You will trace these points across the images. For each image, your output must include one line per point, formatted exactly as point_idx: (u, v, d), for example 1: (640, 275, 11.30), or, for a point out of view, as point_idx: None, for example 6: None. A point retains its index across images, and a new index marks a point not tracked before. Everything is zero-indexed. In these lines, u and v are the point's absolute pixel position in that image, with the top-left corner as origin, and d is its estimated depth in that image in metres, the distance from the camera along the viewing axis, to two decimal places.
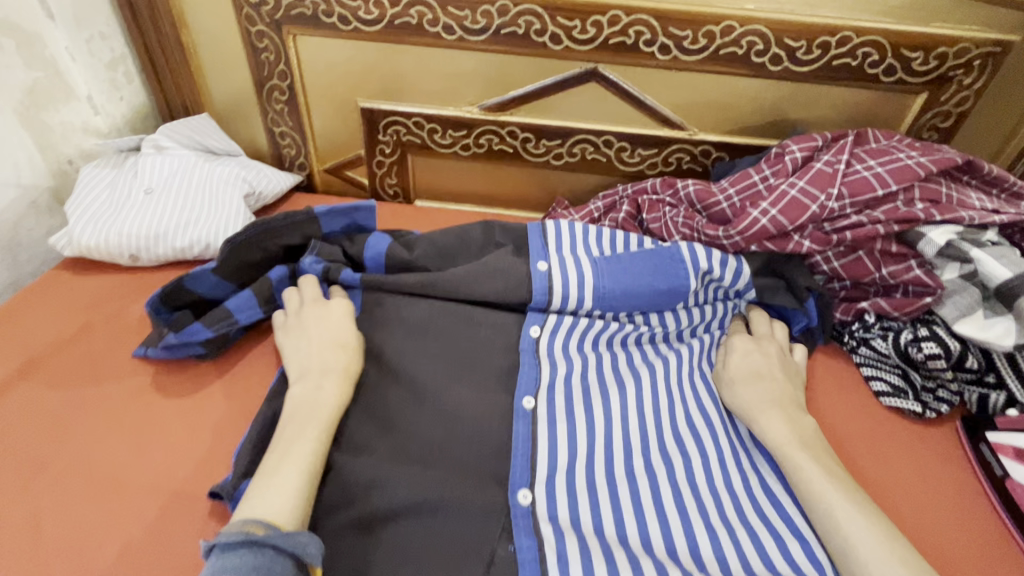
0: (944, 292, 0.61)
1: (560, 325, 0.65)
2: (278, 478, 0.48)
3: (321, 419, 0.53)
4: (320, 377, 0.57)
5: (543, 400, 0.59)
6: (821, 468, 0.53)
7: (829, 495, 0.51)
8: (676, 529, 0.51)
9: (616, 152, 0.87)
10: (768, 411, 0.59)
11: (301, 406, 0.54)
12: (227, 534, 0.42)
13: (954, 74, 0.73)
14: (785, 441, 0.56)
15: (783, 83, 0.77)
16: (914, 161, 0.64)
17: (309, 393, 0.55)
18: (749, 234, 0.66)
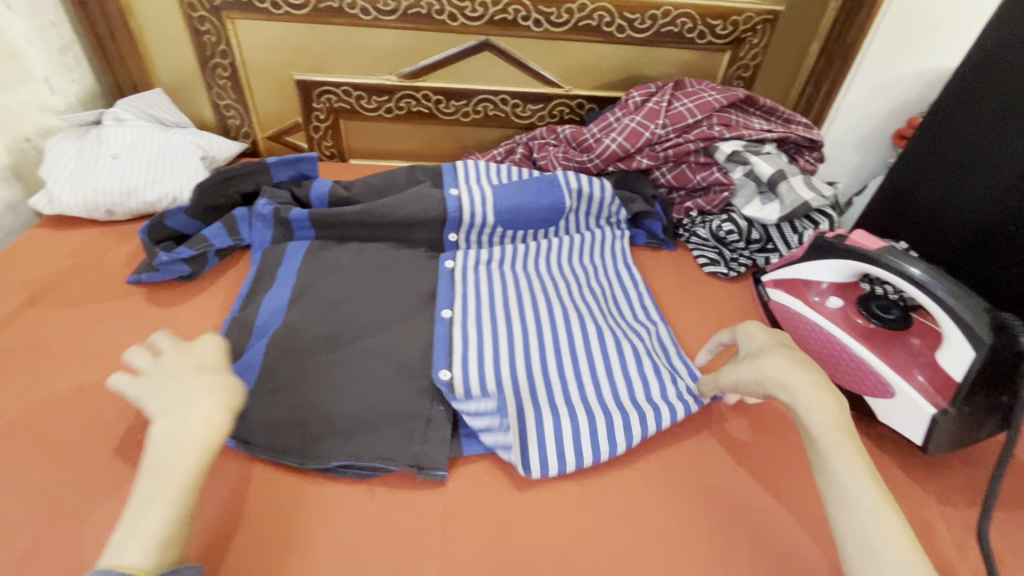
0: (736, 188, 0.88)
1: (468, 261, 0.84)
2: (148, 511, 0.46)
3: (189, 459, 0.48)
4: (188, 405, 0.50)
5: (458, 309, 0.76)
6: (860, 458, 0.50)
7: (839, 459, 0.50)
8: (573, 386, 0.68)
9: (511, 108, 1.09)
10: (800, 380, 0.54)
11: (171, 443, 0.48)
12: None
13: (745, 36, 1.00)
14: (824, 420, 0.52)
15: (628, 47, 1.01)
16: (713, 98, 0.89)
17: (179, 422, 0.49)
18: (605, 157, 0.91)
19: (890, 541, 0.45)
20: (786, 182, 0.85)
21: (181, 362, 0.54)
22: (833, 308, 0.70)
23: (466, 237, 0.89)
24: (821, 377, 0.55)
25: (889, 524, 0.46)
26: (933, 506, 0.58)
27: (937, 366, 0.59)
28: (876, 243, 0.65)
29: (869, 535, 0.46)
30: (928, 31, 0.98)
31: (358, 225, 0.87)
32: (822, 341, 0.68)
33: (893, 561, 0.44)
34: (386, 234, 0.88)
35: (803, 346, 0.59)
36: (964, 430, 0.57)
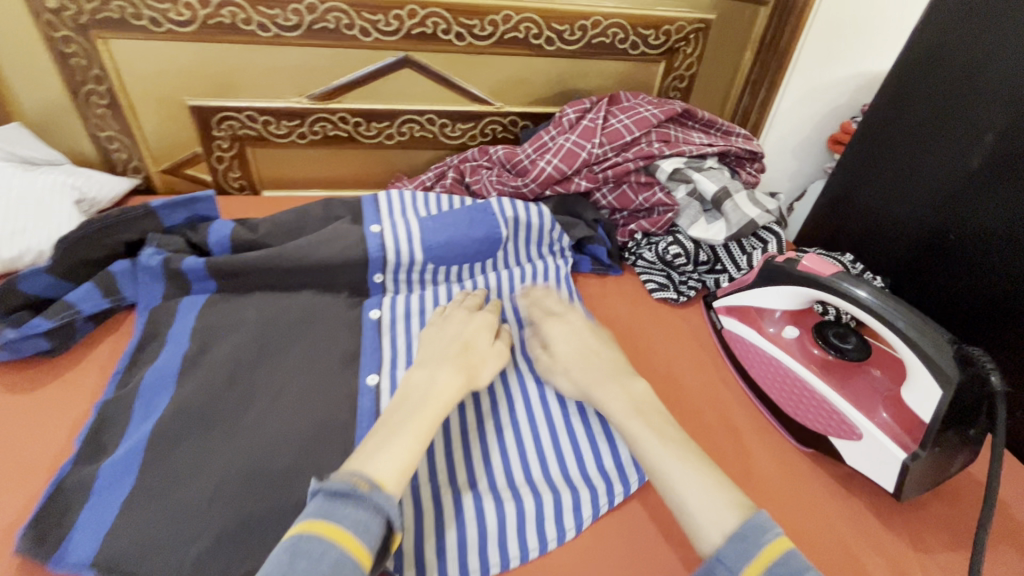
0: (680, 208, 0.83)
1: (398, 313, 0.75)
2: (395, 439, 0.52)
3: (435, 407, 0.56)
4: (439, 365, 0.61)
5: (386, 373, 0.68)
6: (651, 429, 0.55)
7: (641, 440, 0.55)
8: (516, 459, 0.61)
9: (439, 128, 1.00)
10: (595, 382, 0.61)
11: (424, 388, 0.58)
12: (339, 484, 0.46)
13: (679, 46, 0.96)
14: (619, 409, 0.58)
15: (559, 59, 0.95)
16: (650, 113, 0.84)
17: (429, 375, 0.59)
18: (541, 181, 0.84)
19: (706, 495, 0.49)
20: (731, 201, 0.81)
21: (459, 330, 0.66)
22: (789, 338, 0.65)
23: (393, 279, 0.79)
24: (610, 371, 0.62)
25: (695, 479, 0.50)
26: (908, 555, 0.54)
27: (902, 403, 0.55)
28: (831, 267, 0.60)
29: (679, 496, 0.50)
30: (856, 36, 0.97)
31: (267, 274, 0.76)
32: (777, 375, 0.64)
33: (722, 515, 0.47)
34: (300, 281, 0.77)
35: (594, 351, 0.65)
36: (935, 473, 0.53)
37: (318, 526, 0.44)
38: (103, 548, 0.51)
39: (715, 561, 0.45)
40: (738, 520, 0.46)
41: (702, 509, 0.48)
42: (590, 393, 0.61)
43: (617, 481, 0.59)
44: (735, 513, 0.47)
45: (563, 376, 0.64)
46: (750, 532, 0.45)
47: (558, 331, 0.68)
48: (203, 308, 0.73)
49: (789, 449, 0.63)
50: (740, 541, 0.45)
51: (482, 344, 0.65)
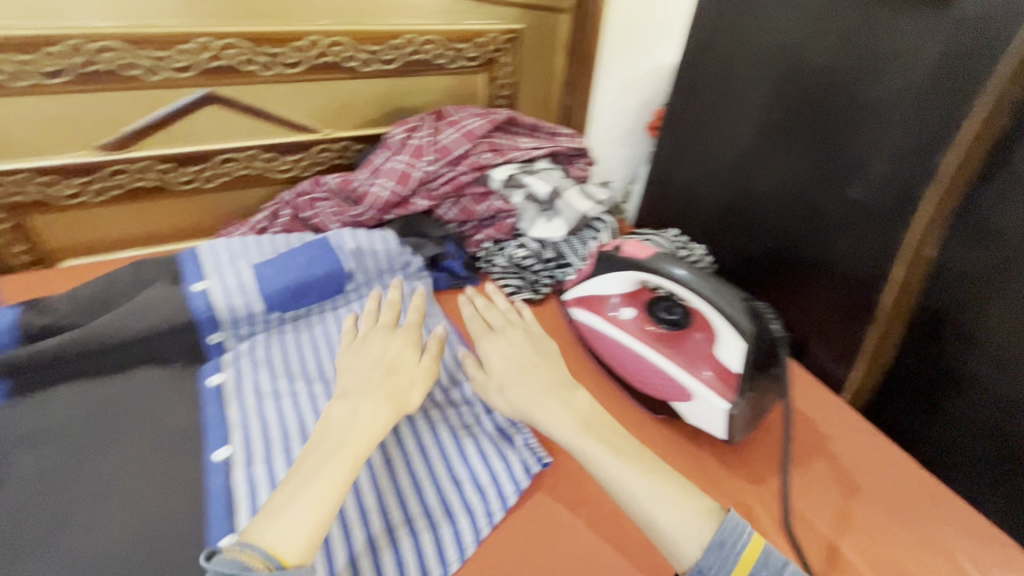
0: (519, 212, 0.86)
1: (242, 377, 0.68)
2: (298, 499, 0.47)
3: (365, 442, 0.53)
4: (362, 394, 0.57)
5: (238, 443, 0.61)
6: (608, 448, 0.55)
7: (596, 461, 0.54)
8: (392, 500, 0.57)
9: (265, 163, 0.94)
10: (532, 404, 0.60)
11: (339, 423, 0.54)
12: (226, 563, 0.41)
13: (496, 56, 1.00)
14: (569, 431, 0.57)
15: (380, 79, 0.94)
16: (475, 125, 0.87)
17: (352, 410, 0.55)
18: (379, 207, 0.82)
19: (671, 505, 0.51)
20: (562, 198, 0.87)
21: (382, 352, 0.62)
22: (626, 319, 0.71)
23: (233, 337, 0.73)
24: (547, 392, 0.61)
25: (656, 490, 0.52)
26: (745, 488, 0.62)
27: (717, 359, 0.62)
28: (649, 251, 0.66)
29: (642, 513, 0.51)
30: (647, 30, 1.08)
31: (70, 361, 0.65)
32: (625, 354, 0.69)
33: (688, 528, 0.49)
34: (116, 361, 0.67)
35: (533, 365, 0.64)
36: (756, 414, 0.61)
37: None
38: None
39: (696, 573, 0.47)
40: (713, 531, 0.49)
41: (675, 524, 0.49)
42: (532, 416, 0.59)
43: (494, 498, 0.59)
44: (709, 524, 0.49)
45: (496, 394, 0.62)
46: (727, 537, 0.48)
47: (495, 348, 0.67)
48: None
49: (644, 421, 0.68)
50: (719, 550, 0.48)
51: (408, 366, 0.62)
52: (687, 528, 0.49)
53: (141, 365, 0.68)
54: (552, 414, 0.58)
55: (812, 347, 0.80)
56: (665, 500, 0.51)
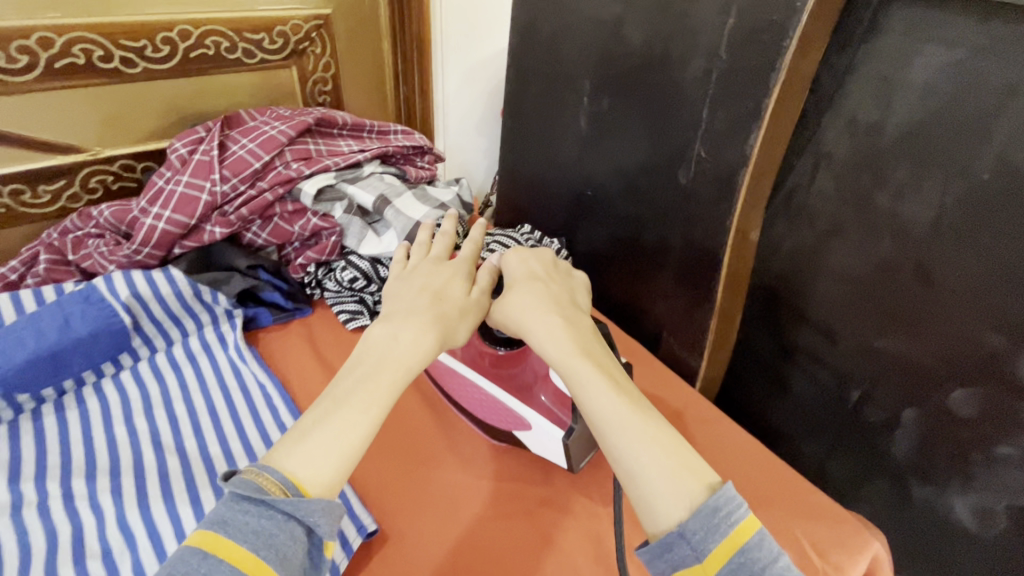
0: (342, 228, 0.75)
1: None
2: (325, 425, 0.39)
3: (391, 371, 0.42)
4: (407, 320, 0.46)
5: None
6: (599, 374, 0.45)
7: (588, 387, 0.44)
8: None
9: (12, 197, 0.74)
10: (542, 305, 0.50)
11: (380, 355, 0.43)
12: (242, 484, 0.35)
13: (305, 47, 0.87)
14: (559, 351, 0.47)
15: (156, 83, 0.78)
16: (276, 131, 0.74)
17: (391, 332, 0.45)
18: (158, 243, 0.68)
19: (641, 459, 0.40)
20: (390, 207, 0.76)
21: (428, 277, 0.51)
22: (459, 348, 0.62)
23: None
24: (554, 301, 0.51)
25: (638, 430, 0.42)
26: (604, 518, 0.55)
27: (552, 383, 0.56)
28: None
29: (629, 469, 0.40)
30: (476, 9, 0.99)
31: None
32: (463, 383, 0.61)
33: (657, 483, 0.39)
34: None
35: (529, 289, 0.52)
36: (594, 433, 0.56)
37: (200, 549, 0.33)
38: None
39: (677, 537, 0.37)
40: (706, 491, 0.38)
41: (652, 485, 0.39)
42: (524, 328, 0.49)
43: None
44: (701, 483, 0.39)
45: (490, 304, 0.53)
46: (719, 507, 0.37)
47: (516, 258, 0.55)
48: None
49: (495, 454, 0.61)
50: (711, 517, 0.37)
51: (455, 292, 0.50)
52: (679, 496, 0.38)
53: None
54: (549, 321, 0.49)
55: (669, 340, 0.77)
56: (660, 464, 0.40)
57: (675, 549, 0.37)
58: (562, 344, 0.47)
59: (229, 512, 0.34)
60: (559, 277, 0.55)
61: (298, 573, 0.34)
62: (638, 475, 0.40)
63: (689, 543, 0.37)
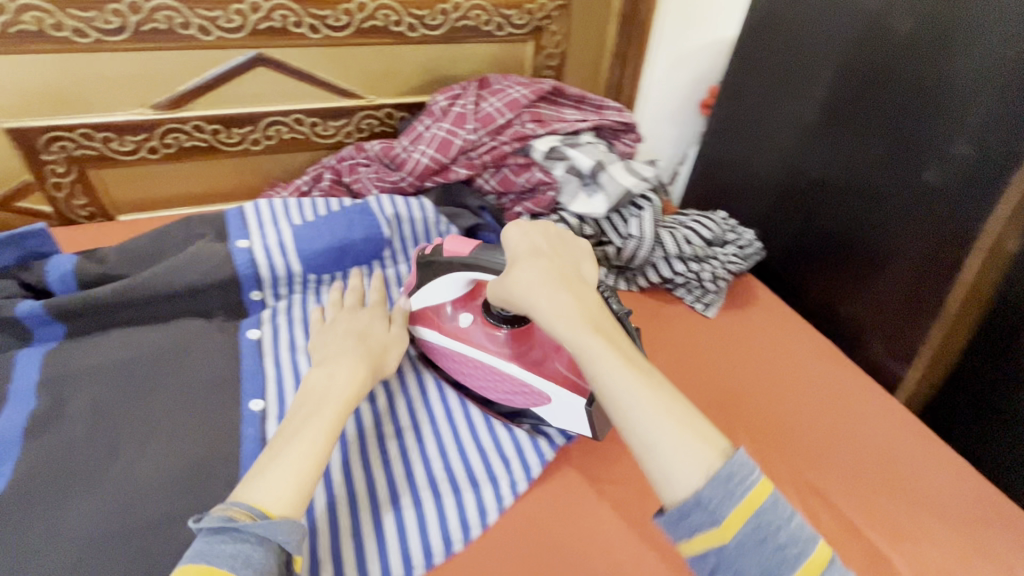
0: (560, 185, 0.83)
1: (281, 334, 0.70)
2: (281, 458, 0.48)
3: (338, 397, 0.54)
4: (339, 360, 0.58)
5: (273, 397, 0.64)
6: (615, 355, 0.49)
7: (601, 365, 0.49)
8: (417, 461, 0.59)
9: (311, 128, 0.95)
10: (548, 290, 0.52)
11: (323, 386, 0.55)
12: (214, 518, 0.43)
13: (545, 24, 0.96)
14: (573, 327, 0.50)
15: (425, 46, 0.92)
16: (519, 94, 0.84)
17: (329, 373, 0.57)
18: (418, 174, 0.82)
19: (668, 426, 0.46)
20: (605, 173, 0.83)
21: (353, 323, 0.64)
22: (467, 327, 0.64)
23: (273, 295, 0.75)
24: (580, 281, 0.55)
25: (659, 403, 0.47)
26: None
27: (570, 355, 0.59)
28: (466, 249, 0.62)
29: (646, 437, 0.46)
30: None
31: (127, 310, 0.69)
32: (470, 364, 0.64)
33: (686, 445, 0.45)
34: (164, 310, 0.70)
35: (547, 263, 0.55)
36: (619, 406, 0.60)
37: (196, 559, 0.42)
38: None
39: (694, 505, 0.43)
40: (721, 462, 0.44)
41: (668, 451, 0.45)
42: (531, 304, 0.52)
43: (516, 469, 0.60)
44: (718, 451, 0.45)
45: (502, 286, 0.55)
46: (735, 474, 0.44)
47: (519, 233, 0.58)
48: (46, 359, 0.64)
49: None
50: (728, 484, 0.43)
51: (377, 330, 0.64)
52: (703, 465, 0.44)
53: (189, 318, 0.71)
54: (560, 301, 0.52)
55: (874, 343, 0.80)
56: (676, 436, 0.45)
57: (692, 514, 0.44)
58: (574, 326, 0.50)
59: (207, 543, 0.43)
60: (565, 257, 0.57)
61: None
62: (659, 445, 0.46)
63: (705, 509, 0.43)
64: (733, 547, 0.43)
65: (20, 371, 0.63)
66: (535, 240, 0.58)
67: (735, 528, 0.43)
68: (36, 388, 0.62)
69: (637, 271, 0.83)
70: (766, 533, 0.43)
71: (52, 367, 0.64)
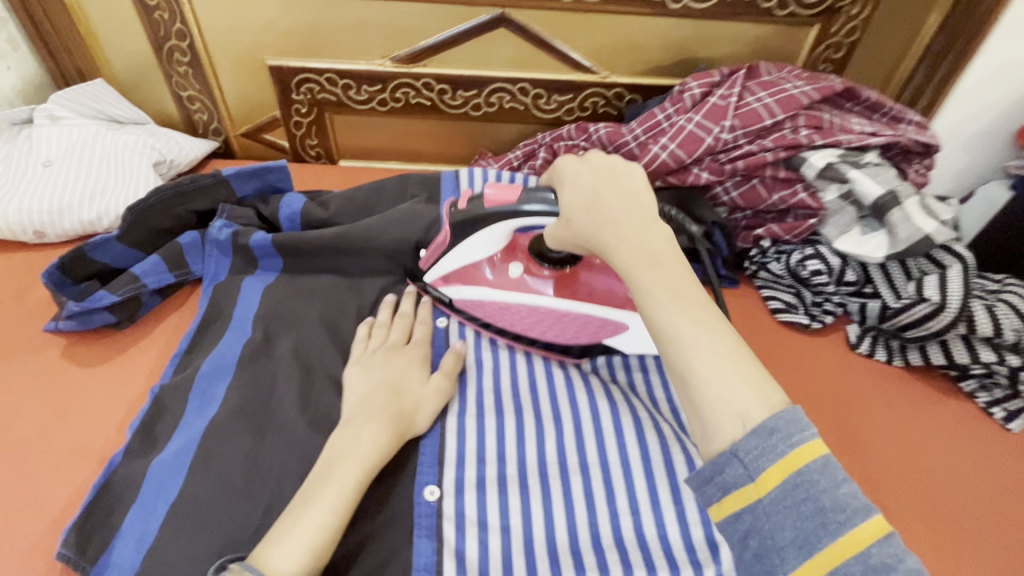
0: (826, 213, 0.66)
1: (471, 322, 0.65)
2: (311, 509, 0.44)
3: (359, 467, 0.47)
4: (366, 420, 0.51)
5: (454, 392, 0.58)
6: (665, 287, 0.40)
7: (649, 298, 0.40)
8: (603, 514, 0.49)
9: (533, 100, 0.88)
10: (603, 216, 0.45)
11: (345, 445, 0.49)
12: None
13: (842, 5, 0.77)
14: (628, 256, 0.42)
15: (684, 21, 0.79)
16: (799, 91, 0.67)
17: (355, 431, 0.50)
18: (651, 170, 0.70)
19: (718, 373, 0.36)
20: (900, 209, 0.62)
21: (386, 372, 0.56)
22: (515, 278, 0.61)
23: None
24: (633, 209, 0.45)
25: (710, 348, 0.37)
26: None
27: None
28: (512, 197, 0.53)
29: (695, 384, 0.36)
30: None
31: (337, 259, 0.70)
32: (512, 311, 0.61)
33: (733, 392, 0.35)
34: (369, 267, 0.70)
35: (607, 192, 0.47)
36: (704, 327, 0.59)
37: None
38: (149, 563, 0.45)
39: (729, 457, 0.34)
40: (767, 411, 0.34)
41: (718, 401, 0.35)
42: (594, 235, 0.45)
43: (731, 564, 0.46)
44: (765, 401, 0.35)
45: (565, 232, 0.49)
46: (785, 426, 0.34)
47: (574, 167, 0.51)
48: (268, 291, 0.68)
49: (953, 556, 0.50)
50: (767, 437, 0.33)
51: (413, 382, 0.56)
52: (743, 415, 0.35)
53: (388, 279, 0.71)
54: (617, 227, 0.44)
55: None
56: (725, 382, 0.36)
57: (727, 471, 0.34)
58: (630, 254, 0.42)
59: None
60: (633, 183, 0.48)
61: None
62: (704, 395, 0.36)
63: (743, 464, 0.34)
64: (768, 505, 0.33)
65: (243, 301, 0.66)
66: (600, 166, 0.50)
67: (773, 487, 0.33)
68: (257, 320, 0.64)
69: (910, 344, 0.63)
70: (810, 495, 0.33)
71: (271, 303, 0.66)
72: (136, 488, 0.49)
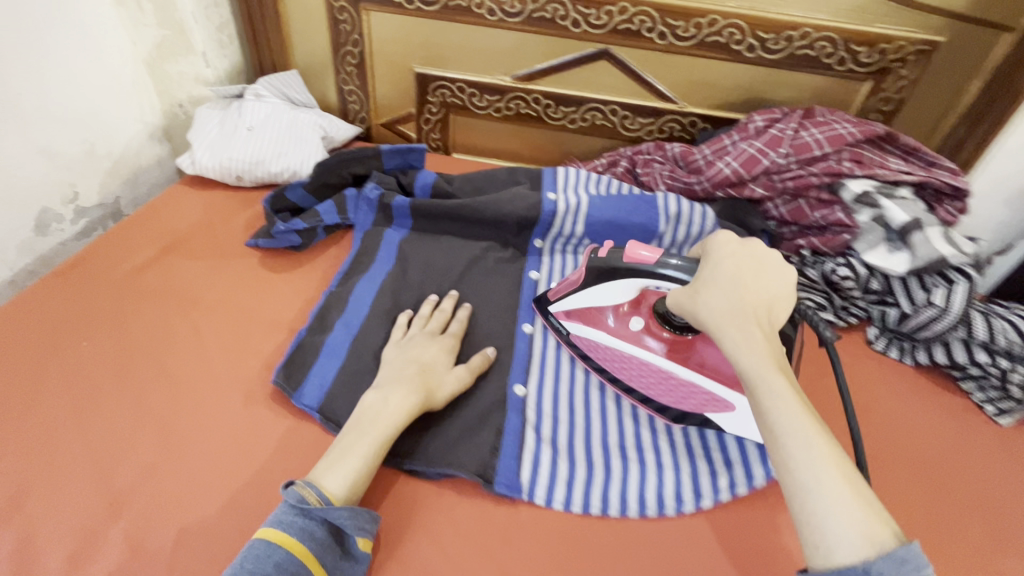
0: (859, 231, 0.79)
1: (556, 276, 0.85)
2: (348, 450, 0.56)
3: (381, 427, 0.58)
4: (396, 386, 0.61)
5: (540, 327, 0.77)
6: (792, 396, 0.46)
7: (777, 400, 0.46)
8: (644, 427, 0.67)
9: (620, 120, 1.07)
10: (743, 316, 0.51)
11: (373, 410, 0.59)
12: (290, 495, 0.51)
13: (893, 66, 0.92)
14: (761, 358, 0.48)
15: (755, 68, 0.96)
16: (847, 131, 0.83)
17: (382, 396, 0.60)
18: (715, 181, 0.87)
19: (838, 497, 0.42)
20: (921, 233, 0.75)
21: (421, 354, 0.66)
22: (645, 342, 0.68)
23: (551, 244, 0.88)
24: (765, 307, 0.53)
25: (830, 471, 0.43)
26: None
27: None
28: (648, 258, 0.62)
29: (815, 501, 0.42)
30: None
31: (454, 222, 0.88)
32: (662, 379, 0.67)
33: (843, 516, 0.41)
34: (479, 232, 0.88)
35: (750, 284, 0.53)
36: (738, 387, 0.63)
37: (274, 526, 0.50)
38: (326, 401, 0.64)
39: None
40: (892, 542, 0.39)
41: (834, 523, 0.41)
42: (731, 320, 0.51)
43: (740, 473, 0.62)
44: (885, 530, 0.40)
45: (691, 302, 0.55)
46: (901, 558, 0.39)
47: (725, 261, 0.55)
48: (403, 242, 0.86)
49: (922, 492, 0.63)
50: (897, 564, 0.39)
51: (440, 371, 0.65)
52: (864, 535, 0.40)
53: (491, 243, 0.88)
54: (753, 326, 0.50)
55: None
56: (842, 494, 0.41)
57: None
58: (752, 344, 0.49)
59: (286, 516, 0.51)
60: (773, 283, 0.55)
61: (331, 552, 0.51)
62: (819, 496, 0.42)
63: None
64: None
65: (384, 243, 0.86)
66: (757, 257, 0.56)
67: None
68: (396, 255, 0.84)
69: (919, 344, 0.77)
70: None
71: (405, 245, 0.86)
72: (316, 351, 0.69)
